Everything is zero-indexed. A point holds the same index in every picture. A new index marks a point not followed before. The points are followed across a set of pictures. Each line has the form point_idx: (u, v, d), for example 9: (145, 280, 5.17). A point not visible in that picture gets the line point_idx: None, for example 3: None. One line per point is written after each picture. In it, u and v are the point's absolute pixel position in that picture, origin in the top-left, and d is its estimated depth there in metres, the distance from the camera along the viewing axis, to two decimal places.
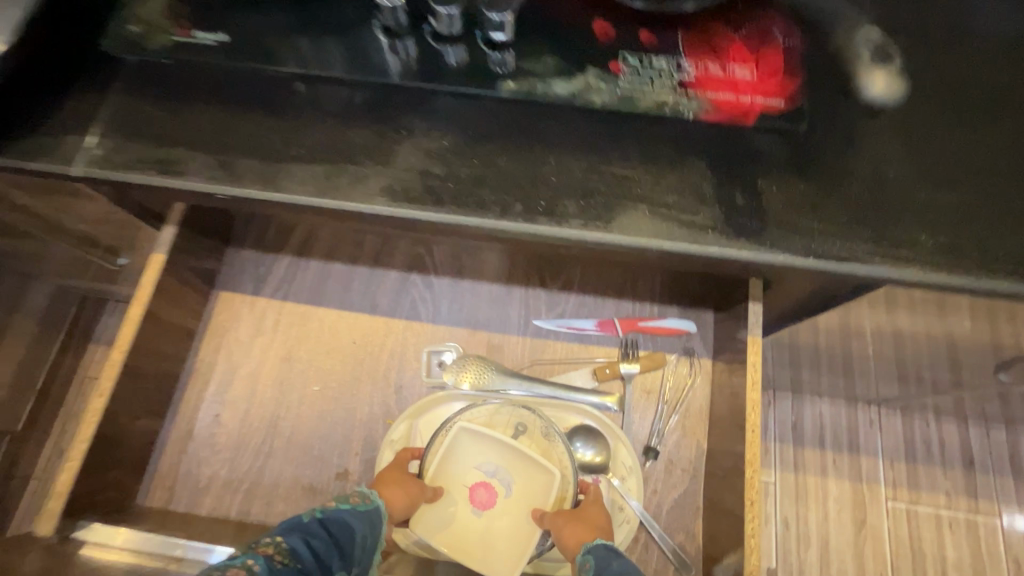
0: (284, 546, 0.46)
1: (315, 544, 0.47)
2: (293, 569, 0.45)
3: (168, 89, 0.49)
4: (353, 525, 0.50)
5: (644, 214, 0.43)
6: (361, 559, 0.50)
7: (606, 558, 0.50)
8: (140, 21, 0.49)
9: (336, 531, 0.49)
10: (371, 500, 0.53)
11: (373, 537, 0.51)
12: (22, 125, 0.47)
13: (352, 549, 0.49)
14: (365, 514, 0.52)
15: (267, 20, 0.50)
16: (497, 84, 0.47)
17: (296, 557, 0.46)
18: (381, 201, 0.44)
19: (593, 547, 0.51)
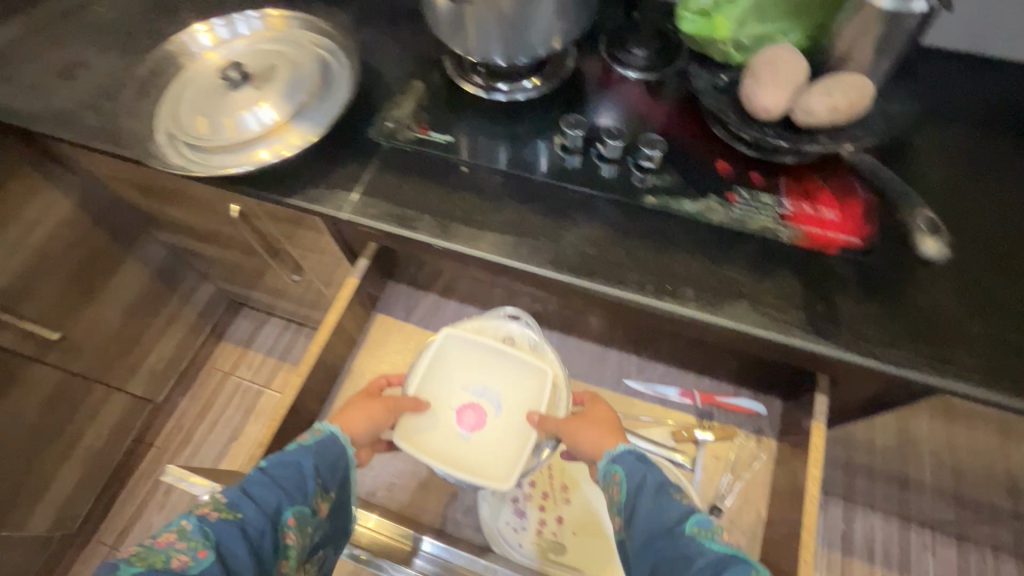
0: (221, 501, 0.54)
1: (260, 491, 0.56)
2: (235, 517, 0.53)
3: (407, 167, 0.69)
4: (299, 462, 0.60)
5: (745, 306, 0.58)
6: (320, 483, 0.60)
7: (635, 469, 0.60)
8: (395, 120, 0.72)
9: (279, 474, 0.58)
10: (319, 431, 0.65)
11: (321, 466, 0.61)
12: (310, 179, 0.69)
13: (300, 482, 0.58)
14: (315, 447, 0.63)
15: (480, 132, 0.72)
16: (641, 197, 0.64)
17: (237, 506, 0.54)
18: (552, 268, 0.61)
19: (618, 456, 0.62)
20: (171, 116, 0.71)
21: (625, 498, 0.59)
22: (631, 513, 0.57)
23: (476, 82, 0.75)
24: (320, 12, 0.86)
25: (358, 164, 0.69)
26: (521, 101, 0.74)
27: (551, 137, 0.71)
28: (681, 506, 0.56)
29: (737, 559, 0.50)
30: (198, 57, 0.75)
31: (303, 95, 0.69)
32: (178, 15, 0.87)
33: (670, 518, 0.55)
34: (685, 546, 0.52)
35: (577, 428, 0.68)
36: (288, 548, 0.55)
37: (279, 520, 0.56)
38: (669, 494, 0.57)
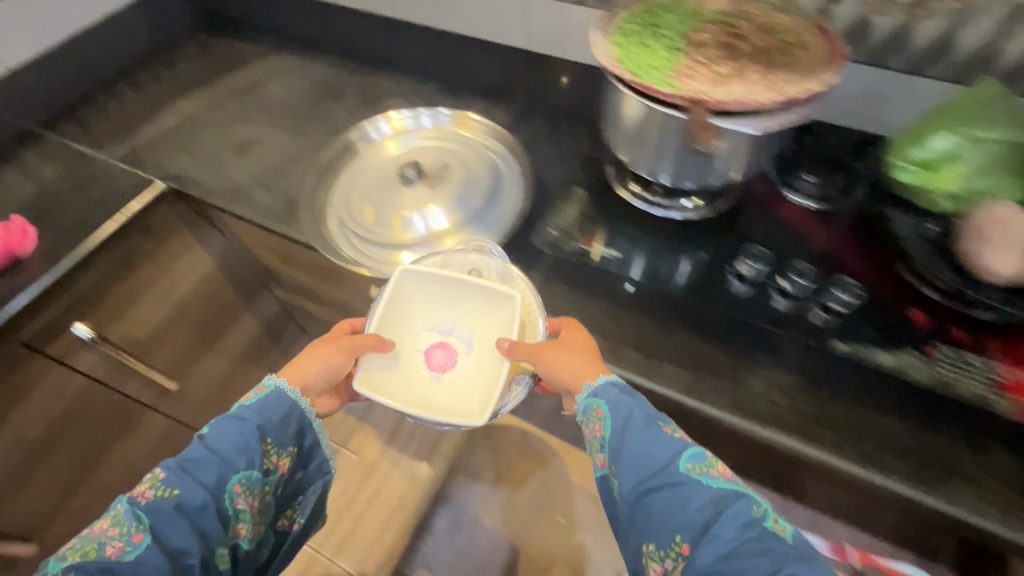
0: (157, 479, 0.52)
1: (199, 466, 0.53)
2: (173, 496, 0.51)
3: (571, 280, 0.68)
4: (243, 427, 0.57)
5: (962, 488, 0.52)
6: (268, 443, 0.57)
7: (618, 401, 0.55)
8: (558, 228, 0.71)
9: (218, 442, 0.55)
10: (263, 387, 0.60)
11: (266, 428, 0.57)
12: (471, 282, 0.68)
13: (243, 448, 0.55)
14: (257, 406, 0.58)
15: (644, 248, 0.70)
16: (829, 342, 0.60)
17: (174, 483, 0.52)
18: (736, 414, 0.56)
19: (600, 389, 0.56)
20: (343, 200, 0.73)
21: (611, 434, 0.55)
22: (618, 450, 0.54)
23: (634, 190, 0.75)
24: (479, 109, 0.89)
25: (520, 271, 0.68)
26: (674, 220, 0.73)
27: (693, 253, 0.69)
28: (675, 440, 0.53)
29: (736, 494, 0.49)
30: (376, 143, 0.79)
31: (476, 200, 0.70)
32: (345, 100, 0.92)
33: (661, 458, 0.52)
34: (682, 488, 0.50)
35: (550, 356, 0.59)
36: (240, 513, 0.54)
37: (224, 489, 0.54)
38: (657, 427, 0.53)
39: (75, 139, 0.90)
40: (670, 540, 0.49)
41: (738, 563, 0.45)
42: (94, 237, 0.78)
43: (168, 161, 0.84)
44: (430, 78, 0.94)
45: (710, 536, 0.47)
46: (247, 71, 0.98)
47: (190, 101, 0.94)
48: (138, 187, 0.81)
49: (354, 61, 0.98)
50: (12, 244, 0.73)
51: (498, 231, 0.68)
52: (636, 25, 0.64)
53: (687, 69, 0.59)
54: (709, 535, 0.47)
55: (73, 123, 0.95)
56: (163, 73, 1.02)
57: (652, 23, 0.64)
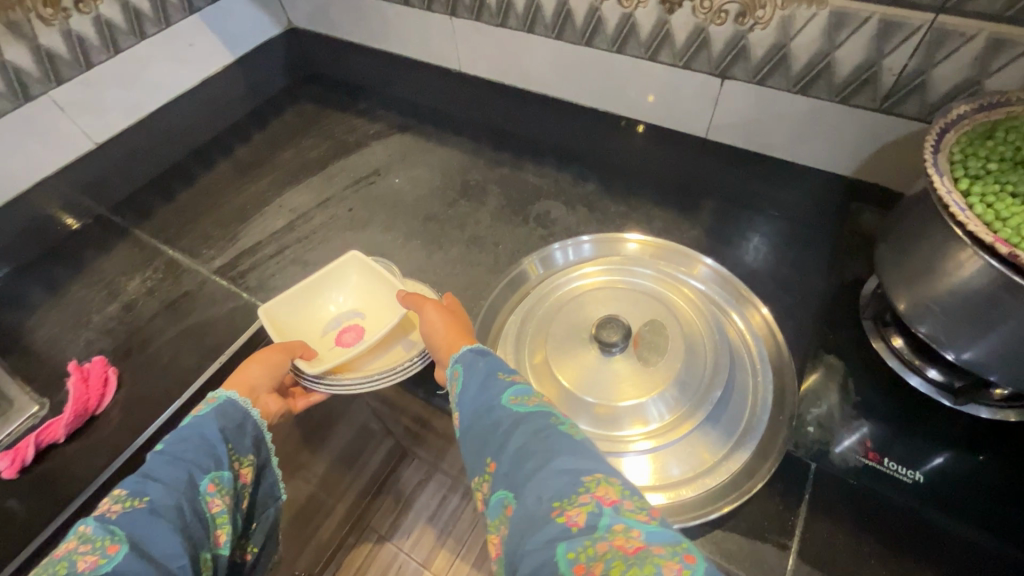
0: (116, 494, 0.42)
1: (163, 471, 0.44)
2: (146, 503, 0.41)
3: (867, 520, 0.46)
4: (200, 430, 0.47)
5: None
6: (232, 448, 0.48)
7: (472, 359, 0.47)
8: (820, 425, 0.50)
9: (177, 446, 0.46)
10: (214, 400, 0.51)
11: (229, 428, 0.49)
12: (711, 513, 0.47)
13: (208, 449, 0.46)
14: (212, 409, 0.50)
15: (951, 464, 0.49)
16: None
17: (140, 489, 0.42)
18: None
19: (459, 353, 0.48)
20: (512, 355, 0.55)
21: (454, 389, 0.46)
22: (457, 400, 0.45)
23: (896, 344, 0.55)
24: (660, 221, 0.70)
25: (779, 498, 0.47)
26: (963, 413, 0.52)
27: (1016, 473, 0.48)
28: (500, 379, 0.44)
29: (536, 412, 0.41)
30: (563, 271, 0.61)
31: (713, 390, 0.50)
32: (486, 201, 0.73)
33: (487, 391, 0.44)
34: (495, 415, 0.42)
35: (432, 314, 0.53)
36: (218, 517, 0.44)
37: (196, 491, 0.44)
38: (491, 375, 0.45)
39: (167, 236, 0.76)
40: (481, 463, 0.41)
41: (529, 467, 0.37)
42: (182, 394, 0.58)
43: (276, 280, 0.68)
44: (591, 173, 0.76)
45: (509, 445, 0.39)
46: (364, 153, 0.82)
47: (298, 193, 0.78)
48: (242, 313, 0.65)
49: (493, 147, 0.81)
50: (89, 400, 0.57)
51: (751, 446, 0.49)
52: (993, 161, 0.43)
53: None
54: (508, 450, 0.39)
55: (162, 211, 0.80)
56: (265, 151, 0.87)
57: (1015, 159, 0.43)
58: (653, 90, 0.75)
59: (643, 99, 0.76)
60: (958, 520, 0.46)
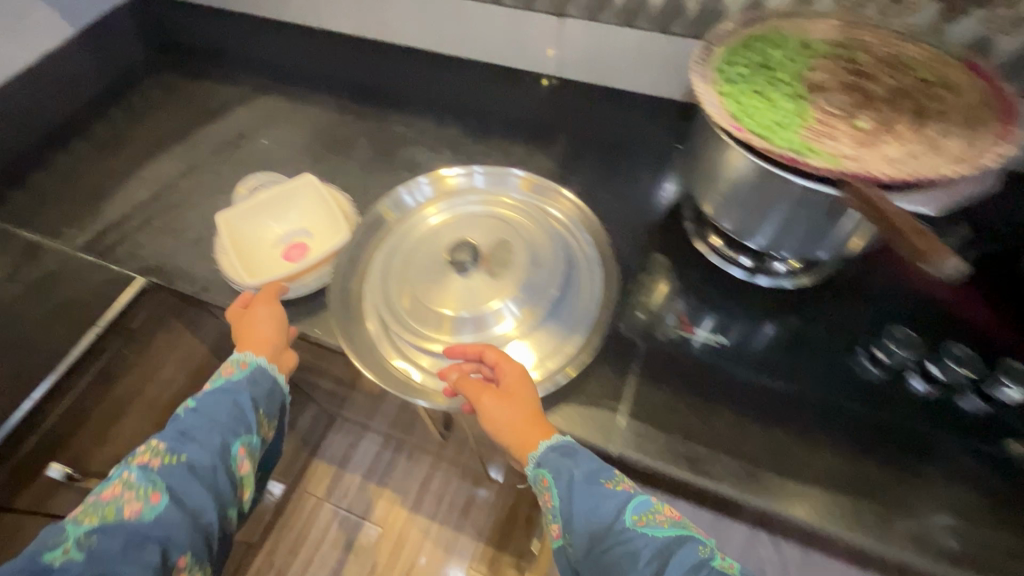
0: (156, 446, 0.50)
1: (200, 433, 0.50)
2: (181, 463, 0.49)
3: (684, 380, 0.55)
4: (233, 399, 0.52)
5: None
6: (260, 417, 0.54)
7: (561, 465, 0.48)
8: (647, 310, 0.60)
9: (210, 411, 0.52)
10: (246, 364, 0.54)
11: (257, 398, 0.53)
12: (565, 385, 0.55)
13: (238, 417, 0.52)
14: (244, 378, 0.54)
15: (749, 323, 0.59)
16: (1002, 444, 0.50)
17: (177, 449, 0.50)
18: (916, 553, 0.46)
19: (543, 456, 0.49)
20: (379, 287, 0.59)
21: (558, 503, 0.47)
22: (568, 518, 0.47)
23: (715, 244, 0.64)
24: (518, 155, 0.76)
25: (615, 371, 0.56)
26: (762, 286, 0.62)
27: (797, 324, 0.59)
28: (617, 493, 0.47)
29: (677, 538, 0.44)
30: (413, 210, 0.64)
31: (550, 288, 0.56)
32: (354, 153, 0.76)
33: (605, 515, 0.46)
34: (631, 540, 0.44)
35: (490, 403, 0.51)
36: (244, 477, 0.52)
37: (227, 455, 0.51)
38: (601, 484, 0.47)
39: (20, 221, 0.73)
40: None
41: None
42: (59, 365, 0.62)
43: (146, 248, 0.68)
44: (455, 117, 0.80)
45: None
46: (228, 118, 0.82)
47: (162, 164, 0.77)
48: (114, 283, 0.65)
49: (359, 101, 0.82)
50: None
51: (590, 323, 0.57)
52: (744, 69, 0.51)
53: (822, 125, 0.47)
54: None
55: (13, 195, 0.76)
56: (123, 125, 0.84)
57: (763, 63, 0.52)
58: (553, 45, 0.78)
59: (545, 55, 0.80)
60: (749, 366, 0.56)
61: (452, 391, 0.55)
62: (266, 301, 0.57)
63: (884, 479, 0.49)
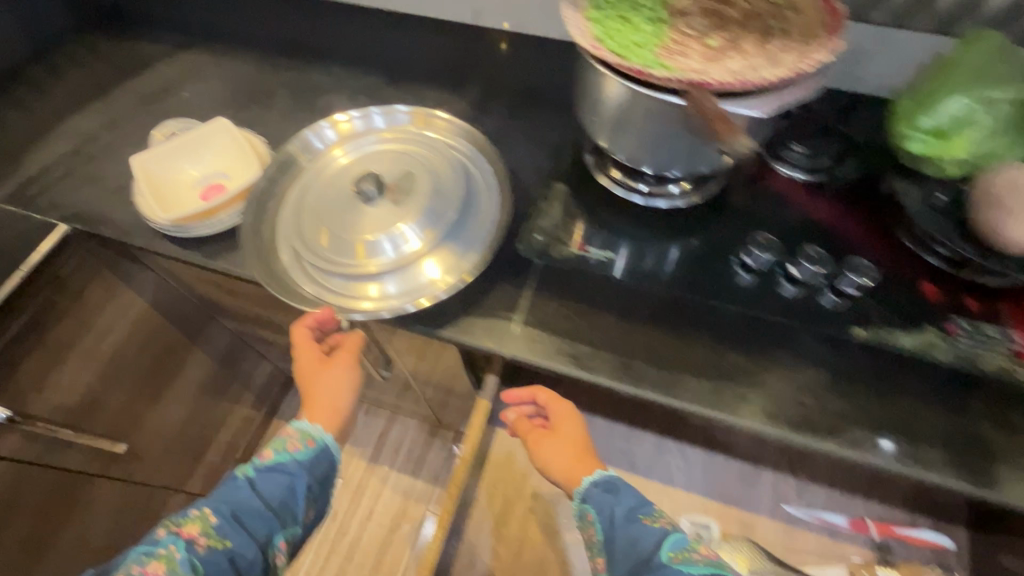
0: (207, 525, 0.55)
1: (251, 518, 0.57)
2: (225, 551, 0.54)
3: (572, 291, 0.61)
4: (291, 482, 0.59)
5: (1005, 472, 0.49)
6: (304, 508, 0.60)
7: (602, 502, 0.59)
8: (543, 232, 0.64)
9: (267, 494, 0.58)
10: (313, 441, 0.61)
11: (311, 485, 0.60)
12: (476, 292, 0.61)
13: (286, 504, 0.58)
14: (306, 460, 0.60)
15: (637, 239, 0.64)
16: (850, 330, 0.56)
17: (225, 533, 0.55)
18: (767, 424, 0.52)
19: (587, 492, 0.60)
20: (293, 224, 0.63)
21: (603, 536, 0.58)
22: (610, 549, 0.57)
23: (616, 177, 0.67)
24: (433, 99, 0.79)
25: (511, 287, 0.61)
26: (661, 210, 0.66)
27: (683, 240, 0.64)
28: (655, 531, 0.56)
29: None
30: (322, 153, 0.67)
31: (450, 207, 0.61)
32: (273, 103, 0.78)
33: (643, 549, 0.54)
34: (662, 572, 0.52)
35: (543, 445, 0.66)
36: (275, 567, 0.58)
37: (268, 546, 0.57)
38: (642, 521, 0.57)
39: None
40: None
41: None
42: None
43: (67, 197, 0.70)
44: (373, 66, 0.83)
45: None
46: (149, 74, 0.83)
47: (83, 120, 0.78)
48: None
49: (279, 54, 0.84)
50: None
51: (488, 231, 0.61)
52: None
53: (677, 44, 0.51)
54: None
55: None
56: (43, 85, 0.84)
57: None
58: None
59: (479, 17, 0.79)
60: (634, 275, 0.59)
61: (390, 305, 0.58)
62: (347, 358, 0.66)
63: (742, 364, 0.55)
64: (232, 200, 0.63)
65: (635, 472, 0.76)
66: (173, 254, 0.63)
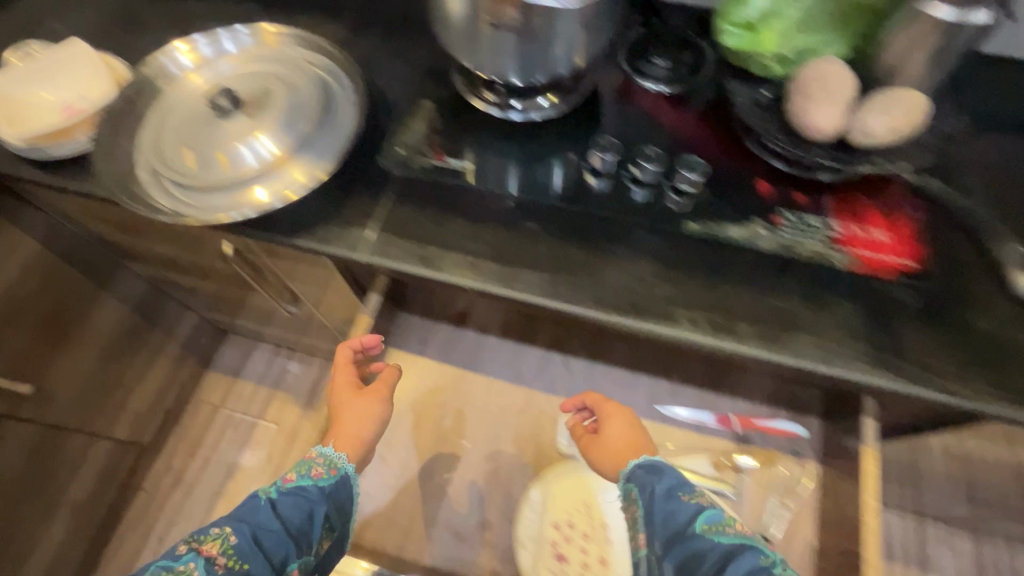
0: (228, 545, 0.53)
1: (269, 540, 0.55)
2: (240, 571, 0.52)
3: (425, 198, 0.63)
4: (312, 506, 0.58)
5: (809, 342, 0.54)
6: (321, 536, 0.58)
7: (644, 480, 0.59)
8: (405, 146, 0.66)
9: (287, 516, 0.56)
10: (336, 471, 0.61)
11: (330, 512, 0.59)
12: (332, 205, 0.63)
13: (306, 529, 0.57)
14: (330, 486, 0.60)
15: (496, 152, 0.67)
16: (682, 224, 0.60)
17: (246, 555, 0.53)
18: (595, 308, 0.56)
19: (631, 473, 0.61)
20: (152, 145, 0.63)
21: (642, 510, 0.58)
22: (649, 523, 0.57)
23: (488, 98, 0.69)
24: (309, 24, 0.79)
25: (370, 197, 0.63)
26: (538, 121, 0.69)
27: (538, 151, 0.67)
28: (690, 506, 0.56)
29: (743, 546, 0.51)
30: (178, 80, 0.68)
31: (308, 116, 0.63)
32: (146, 32, 0.77)
33: (678, 522, 0.55)
34: (696, 545, 0.52)
35: (595, 447, 0.67)
36: None
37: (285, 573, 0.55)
38: (681, 500, 0.56)
39: None
40: None
41: None
42: None
43: None
44: None
45: None
46: (18, 6, 0.81)
47: None
48: None
49: None
50: None
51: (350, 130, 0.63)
52: None
53: None
54: None
55: None
56: None
57: None
58: None
59: None
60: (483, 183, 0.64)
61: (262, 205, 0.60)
62: (378, 392, 0.68)
63: (580, 259, 0.59)
64: (82, 119, 0.63)
65: (520, 382, 0.81)
66: (32, 177, 0.64)
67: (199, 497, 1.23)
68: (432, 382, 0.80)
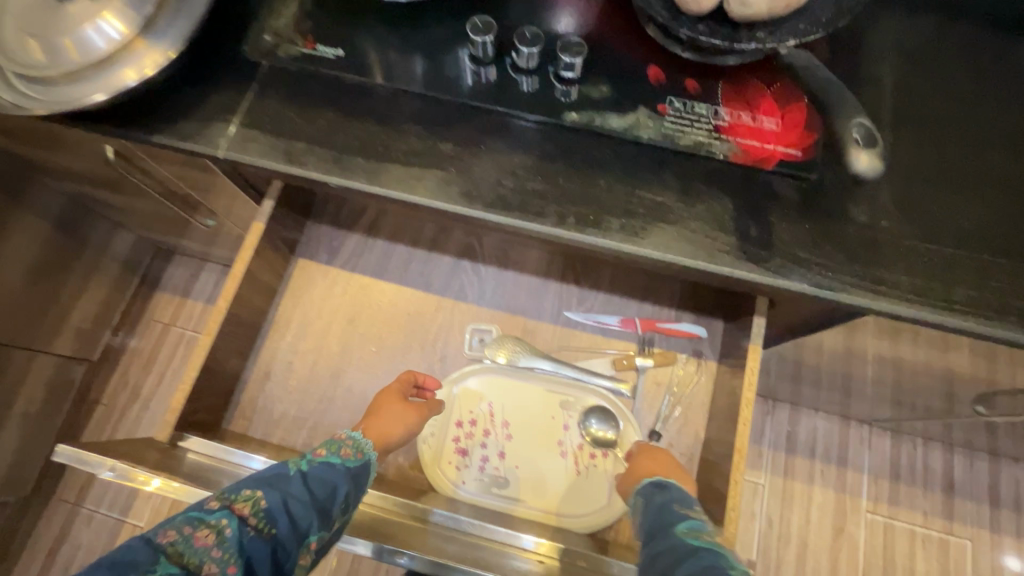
0: (258, 507, 0.50)
1: (296, 506, 0.51)
2: (265, 533, 0.49)
3: (292, 91, 0.59)
4: (336, 481, 0.55)
5: (674, 235, 0.53)
6: (341, 513, 0.54)
7: (650, 493, 0.58)
8: (273, 32, 0.60)
9: (314, 487, 0.54)
10: (363, 454, 0.60)
11: (352, 489, 0.56)
12: (189, 99, 0.59)
13: (330, 502, 0.54)
14: (354, 468, 0.58)
15: (372, 33, 0.60)
16: (563, 113, 0.56)
17: (273, 518, 0.50)
18: (460, 202, 0.54)
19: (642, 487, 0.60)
20: None
21: (640, 519, 0.56)
22: (641, 529, 0.55)
23: None
24: None
25: (233, 90, 0.59)
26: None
27: (419, 36, 0.61)
28: (680, 514, 0.53)
29: (708, 549, 0.48)
30: None
31: None
32: None
33: (665, 523, 0.53)
34: (670, 537, 0.50)
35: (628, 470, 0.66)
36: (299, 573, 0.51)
37: (303, 544, 0.51)
38: (672, 509, 0.54)
39: None
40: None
41: None
42: None
43: None
44: None
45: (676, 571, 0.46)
46: None
47: None
48: None
49: None
50: None
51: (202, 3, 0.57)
52: None
53: None
54: None
55: None
56: None
57: None
58: None
59: None
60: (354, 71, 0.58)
61: (111, 89, 0.55)
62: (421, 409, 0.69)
63: (452, 153, 0.56)
64: None
65: (429, 290, 0.81)
66: None
67: (156, 408, 1.28)
68: (339, 291, 0.80)
